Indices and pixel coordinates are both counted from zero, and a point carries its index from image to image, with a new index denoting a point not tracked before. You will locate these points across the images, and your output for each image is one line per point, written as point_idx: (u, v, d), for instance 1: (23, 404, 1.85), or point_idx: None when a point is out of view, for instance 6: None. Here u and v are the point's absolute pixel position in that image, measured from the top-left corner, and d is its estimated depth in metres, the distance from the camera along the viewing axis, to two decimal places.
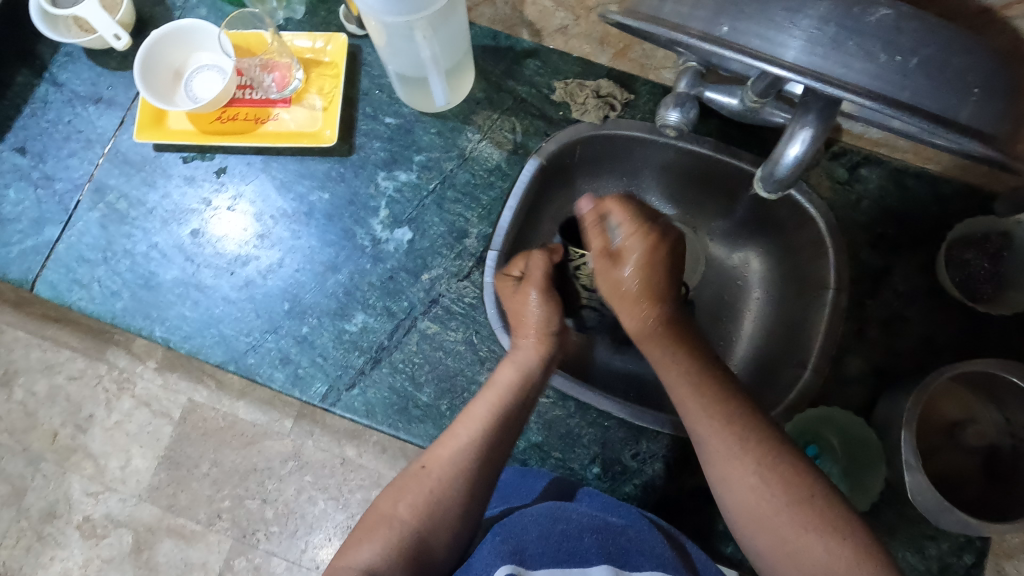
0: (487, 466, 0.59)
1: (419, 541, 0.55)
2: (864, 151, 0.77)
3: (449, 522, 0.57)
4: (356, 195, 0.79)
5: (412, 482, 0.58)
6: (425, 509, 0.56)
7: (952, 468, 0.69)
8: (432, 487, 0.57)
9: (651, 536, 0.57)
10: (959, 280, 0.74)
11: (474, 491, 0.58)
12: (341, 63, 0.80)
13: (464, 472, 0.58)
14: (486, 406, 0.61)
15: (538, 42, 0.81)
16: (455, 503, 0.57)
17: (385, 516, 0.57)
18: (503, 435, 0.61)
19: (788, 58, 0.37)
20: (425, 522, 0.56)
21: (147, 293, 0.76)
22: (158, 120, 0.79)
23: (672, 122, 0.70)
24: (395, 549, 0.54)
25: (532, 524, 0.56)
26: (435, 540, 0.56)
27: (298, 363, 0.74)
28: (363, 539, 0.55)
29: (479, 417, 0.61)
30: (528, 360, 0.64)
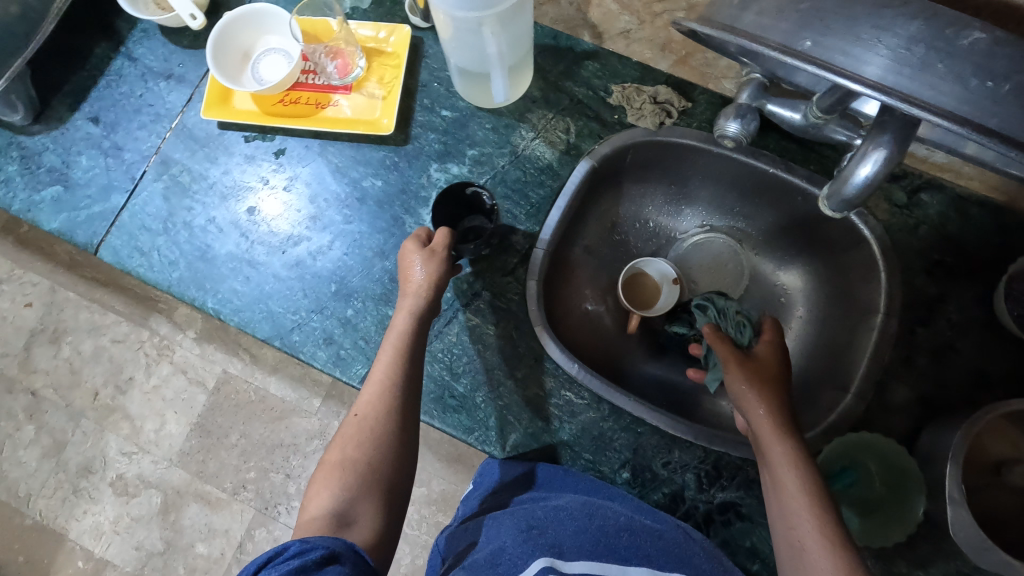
0: (409, 396, 0.62)
1: (368, 480, 0.57)
2: (925, 175, 0.76)
3: (394, 458, 0.59)
4: (408, 183, 0.80)
5: (348, 430, 0.60)
6: (370, 447, 0.58)
7: (996, 507, 0.66)
8: (368, 429, 0.59)
9: (686, 545, 0.61)
10: (1018, 314, 0.70)
11: (407, 421, 0.61)
12: (403, 55, 0.82)
13: (390, 408, 0.60)
14: (390, 352, 0.63)
15: (598, 44, 0.81)
16: (394, 434, 0.59)
17: (336, 463, 0.58)
18: (416, 368, 0.64)
19: (871, 75, 0.37)
20: (377, 458, 0.58)
21: (202, 265, 0.79)
22: (224, 99, 0.82)
23: (731, 132, 0.70)
24: (346, 488, 0.56)
25: (569, 519, 0.60)
26: (390, 470, 0.58)
27: (341, 343, 0.76)
28: (320, 487, 0.57)
29: (390, 359, 0.63)
30: (418, 304, 0.66)
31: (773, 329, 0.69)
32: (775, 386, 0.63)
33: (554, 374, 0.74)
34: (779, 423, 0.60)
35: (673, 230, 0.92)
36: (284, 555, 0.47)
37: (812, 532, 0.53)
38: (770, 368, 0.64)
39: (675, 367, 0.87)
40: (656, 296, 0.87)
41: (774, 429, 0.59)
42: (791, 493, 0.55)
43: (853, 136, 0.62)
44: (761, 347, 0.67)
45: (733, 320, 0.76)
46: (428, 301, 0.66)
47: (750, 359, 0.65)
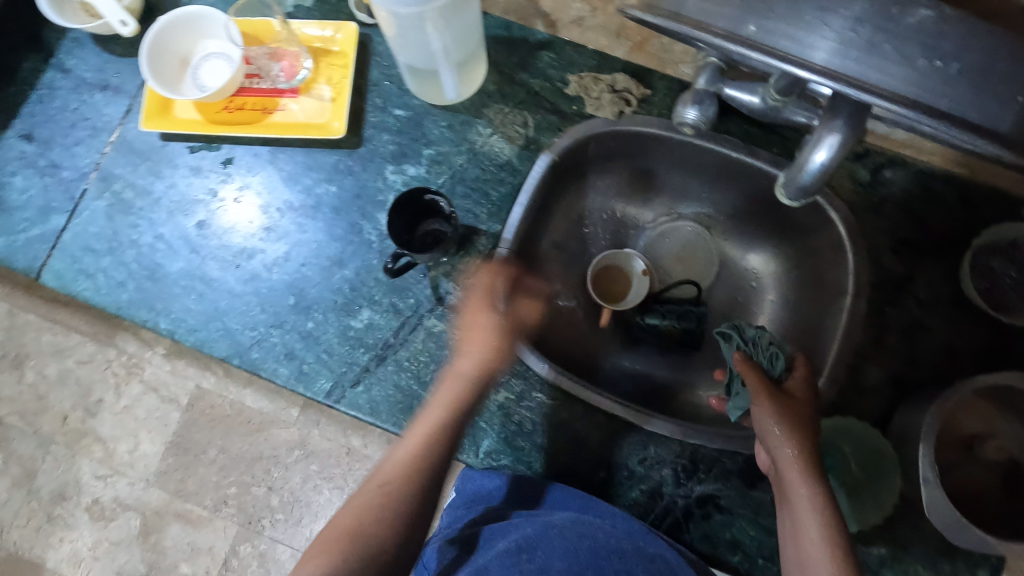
0: (436, 465, 0.61)
1: (375, 550, 0.55)
2: (888, 152, 0.75)
3: (399, 528, 0.57)
4: (364, 188, 0.77)
5: (366, 497, 0.59)
6: (381, 515, 0.57)
7: (972, 485, 0.66)
8: (383, 494, 0.58)
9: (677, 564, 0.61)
10: (984, 288, 0.71)
11: (426, 487, 0.60)
12: (351, 53, 0.79)
13: (411, 481, 0.59)
14: (437, 416, 0.63)
15: (553, 33, 0.79)
16: (415, 500, 0.59)
17: (347, 527, 0.56)
18: (452, 442, 0.63)
19: (818, 61, 0.35)
20: (382, 525, 0.56)
21: (152, 285, 0.75)
22: (164, 109, 0.78)
23: (690, 119, 0.68)
24: (350, 556, 0.53)
25: (557, 539, 0.62)
26: (395, 543, 0.56)
27: (303, 358, 0.73)
28: (319, 555, 0.54)
29: (427, 428, 0.63)
30: (471, 373, 0.66)
31: (806, 362, 0.65)
32: (805, 423, 0.60)
33: (524, 377, 0.72)
34: (807, 467, 0.58)
35: (639, 221, 0.91)
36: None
37: None
38: (803, 408, 0.61)
39: (650, 359, 0.86)
40: (627, 290, 0.86)
41: (802, 477, 0.57)
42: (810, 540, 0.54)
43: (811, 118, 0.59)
44: (794, 380, 0.64)
45: (764, 350, 0.67)
46: (479, 368, 0.66)
47: (782, 395, 0.62)
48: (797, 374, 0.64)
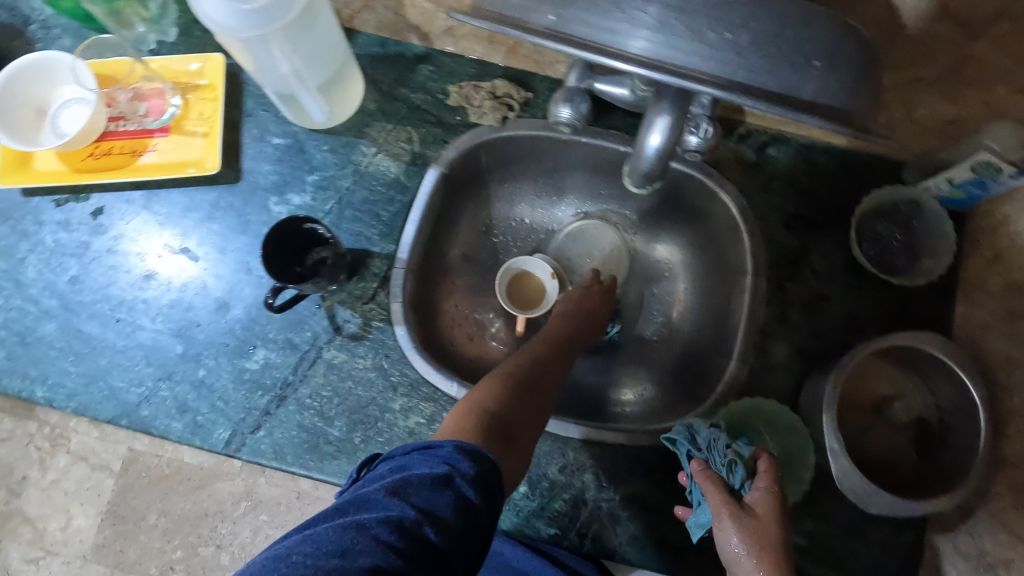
0: (560, 370, 0.65)
1: (527, 416, 0.57)
2: (770, 130, 0.76)
3: (529, 415, 0.57)
4: (247, 223, 0.74)
5: (494, 378, 0.60)
6: (515, 393, 0.58)
7: (885, 448, 0.67)
8: (526, 377, 0.60)
9: None
10: (874, 254, 0.72)
11: (552, 385, 0.63)
12: (220, 85, 0.76)
13: (549, 360, 0.65)
14: (555, 330, 0.70)
15: (428, 45, 0.78)
16: (545, 391, 0.61)
17: (470, 405, 0.55)
18: (567, 354, 0.68)
19: (633, 48, 0.35)
20: (518, 401, 0.57)
21: (24, 352, 0.70)
22: (22, 162, 0.73)
23: (565, 117, 0.67)
24: (517, 394, 0.58)
25: None
26: (520, 417, 0.56)
27: (197, 409, 0.69)
28: (481, 392, 0.57)
29: (550, 339, 0.68)
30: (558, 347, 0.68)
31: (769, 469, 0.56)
32: (777, 550, 0.53)
33: (434, 399, 0.70)
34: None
35: (548, 224, 0.89)
36: (433, 450, 0.45)
37: None
38: (771, 530, 0.54)
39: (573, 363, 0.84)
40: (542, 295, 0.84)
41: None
42: None
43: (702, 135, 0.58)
44: (757, 494, 0.56)
45: (721, 457, 0.60)
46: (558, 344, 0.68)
47: (747, 517, 0.55)
48: (759, 483, 0.56)
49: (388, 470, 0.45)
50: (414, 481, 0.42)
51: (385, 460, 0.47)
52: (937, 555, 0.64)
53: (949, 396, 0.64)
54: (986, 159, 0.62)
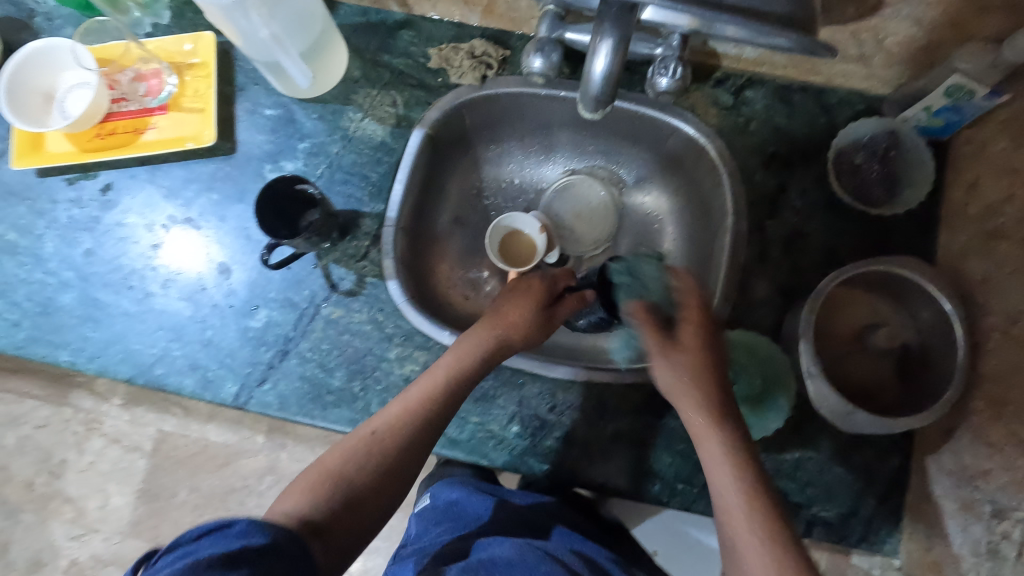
0: (433, 432, 0.59)
1: (371, 501, 0.55)
2: (746, 73, 0.77)
3: (384, 495, 0.56)
4: (245, 191, 0.78)
5: (355, 444, 0.57)
6: (366, 470, 0.55)
7: (870, 375, 0.68)
8: (383, 453, 0.56)
9: None
10: (852, 186, 0.73)
11: (417, 456, 0.58)
12: (211, 62, 0.79)
13: (404, 436, 0.57)
14: (441, 375, 0.61)
15: (408, 12, 0.80)
16: (405, 466, 0.57)
17: (328, 470, 0.55)
18: (450, 407, 0.61)
19: None
20: (366, 482, 0.55)
21: (47, 320, 0.75)
22: (35, 145, 0.78)
23: (537, 68, 0.68)
24: (346, 492, 0.54)
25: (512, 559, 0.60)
26: (370, 492, 0.55)
27: (206, 366, 0.73)
28: (302, 488, 0.53)
29: (432, 387, 0.60)
30: (476, 349, 0.63)
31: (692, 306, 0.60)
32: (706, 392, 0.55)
33: (427, 347, 0.73)
34: (729, 447, 0.52)
35: (539, 182, 0.91)
36: (225, 531, 0.44)
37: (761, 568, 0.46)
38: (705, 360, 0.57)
39: None
40: (533, 251, 0.85)
41: (730, 463, 0.51)
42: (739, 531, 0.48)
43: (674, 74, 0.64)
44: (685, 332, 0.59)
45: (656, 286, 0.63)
46: (484, 358, 0.63)
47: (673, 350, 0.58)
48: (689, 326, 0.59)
49: (173, 560, 0.43)
50: (201, 562, 0.42)
51: (166, 552, 0.44)
52: (922, 476, 0.65)
53: (929, 320, 0.65)
54: (958, 81, 0.62)
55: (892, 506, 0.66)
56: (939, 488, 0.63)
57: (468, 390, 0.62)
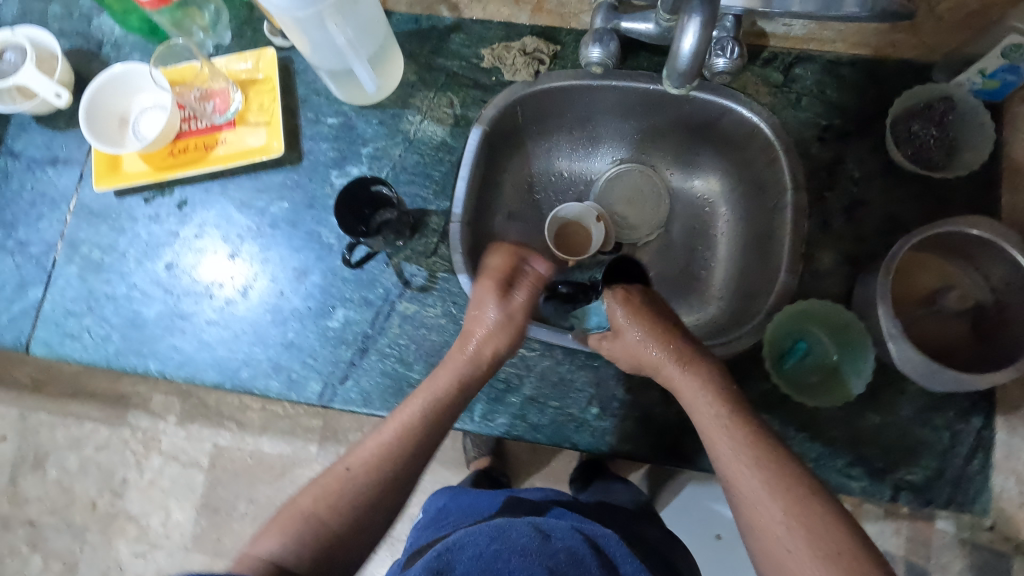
0: (407, 470, 0.62)
1: (350, 537, 0.59)
2: (794, 51, 0.78)
3: (360, 529, 0.60)
4: (314, 197, 0.81)
5: (330, 482, 0.61)
6: (338, 512, 0.59)
7: (945, 336, 0.68)
8: (355, 488, 0.60)
9: (584, 556, 0.59)
10: (912, 153, 0.74)
11: (390, 497, 0.61)
12: (275, 76, 0.83)
13: (374, 476, 0.61)
14: (417, 407, 0.64)
15: (458, 16, 0.83)
16: (376, 502, 0.61)
17: (299, 512, 0.59)
18: (424, 446, 0.63)
19: None
20: (336, 521, 0.59)
21: (136, 332, 0.78)
22: (113, 167, 0.82)
23: (596, 58, 0.71)
24: (321, 530, 0.58)
25: (470, 544, 0.59)
26: (346, 531, 0.59)
27: (289, 367, 0.76)
28: (276, 531, 0.58)
29: (409, 420, 0.64)
30: (461, 365, 0.66)
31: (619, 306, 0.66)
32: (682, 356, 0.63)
33: None
34: (708, 388, 0.61)
35: (590, 174, 0.93)
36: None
37: (777, 534, 0.52)
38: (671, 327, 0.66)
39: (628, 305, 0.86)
40: (588, 241, 0.87)
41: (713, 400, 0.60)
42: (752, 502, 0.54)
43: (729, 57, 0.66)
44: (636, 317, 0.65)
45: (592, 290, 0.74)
46: (472, 365, 0.67)
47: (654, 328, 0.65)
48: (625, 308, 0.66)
49: None
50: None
51: None
52: (1008, 433, 0.66)
53: (1003, 277, 0.65)
54: (1015, 40, 0.65)
55: (979, 466, 0.66)
56: None
57: (437, 431, 0.64)
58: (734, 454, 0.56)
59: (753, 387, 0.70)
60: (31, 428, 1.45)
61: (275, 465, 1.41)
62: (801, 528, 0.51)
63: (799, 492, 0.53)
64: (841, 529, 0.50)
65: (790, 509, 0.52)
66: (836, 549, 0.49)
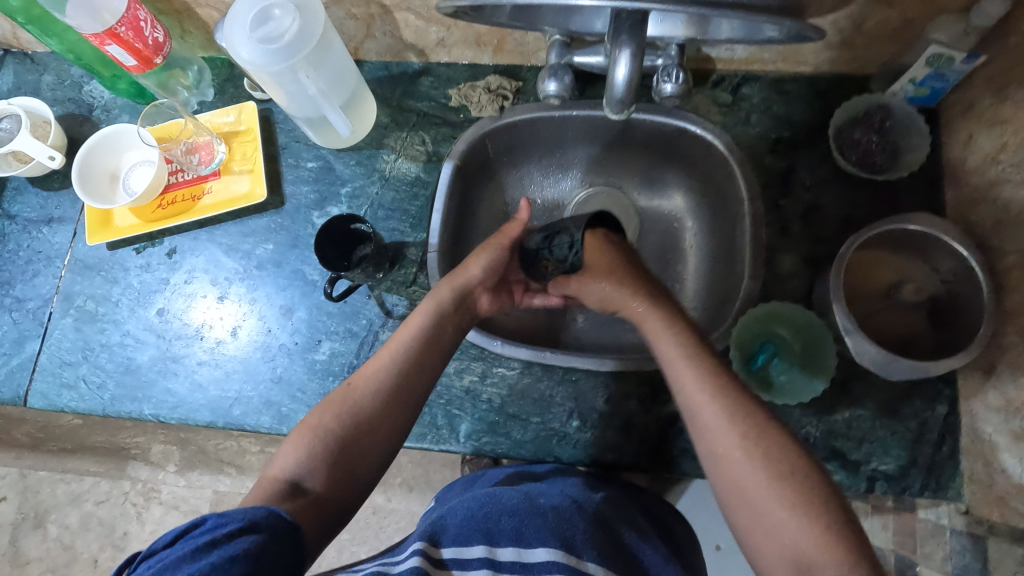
0: (410, 375, 0.64)
1: (366, 445, 0.60)
2: (740, 72, 0.84)
3: (377, 437, 0.61)
4: (297, 238, 0.85)
5: (335, 396, 0.62)
6: (348, 420, 0.60)
7: (905, 328, 0.72)
8: (361, 399, 0.61)
9: (572, 514, 0.59)
10: (857, 159, 0.78)
11: (398, 405, 0.63)
12: (256, 127, 0.88)
13: (382, 388, 0.62)
14: (418, 322, 0.67)
15: (425, 60, 0.89)
16: (385, 410, 0.62)
17: (311, 425, 0.60)
18: (421, 356, 0.66)
19: None
20: (348, 428, 0.60)
21: (130, 378, 0.81)
22: (105, 222, 0.86)
23: (553, 91, 0.74)
24: (334, 441, 0.58)
25: (463, 507, 0.62)
26: (362, 440, 0.60)
27: (279, 402, 0.78)
28: (291, 447, 0.58)
29: (408, 334, 0.66)
30: (441, 293, 0.70)
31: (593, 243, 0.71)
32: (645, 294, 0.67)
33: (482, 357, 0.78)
34: (689, 340, 0.62)
35: (561, 199, 0.95)
36: (196, 529, 0.47)
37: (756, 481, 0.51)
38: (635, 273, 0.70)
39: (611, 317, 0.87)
40: None
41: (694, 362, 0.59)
42: (730, 455, 0.53)
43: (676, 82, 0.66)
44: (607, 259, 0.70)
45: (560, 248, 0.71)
46: (449, 290, 0.70)
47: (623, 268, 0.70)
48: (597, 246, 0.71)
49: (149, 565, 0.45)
50: (169, 561, 0.44)
51: (145, 559, 0.47)
52: (972, 418, 0.68)
53: (952, 268, 0.69)
54: (937, 51, 0.68)
55: (948, 452, 0.69)
56: (991, 426, 0.66)
57: (445, 331, 0.68)
58: (711, 407, 0.56)
59: None
60: (32, 486, 1.46)
61: None
62: (768, 472, 0.51)
63: (775, 442, 0.53)
64: (807, 475, 0.51)
65: (759, 455, 0.52)
66: (793, 472, 0.51)
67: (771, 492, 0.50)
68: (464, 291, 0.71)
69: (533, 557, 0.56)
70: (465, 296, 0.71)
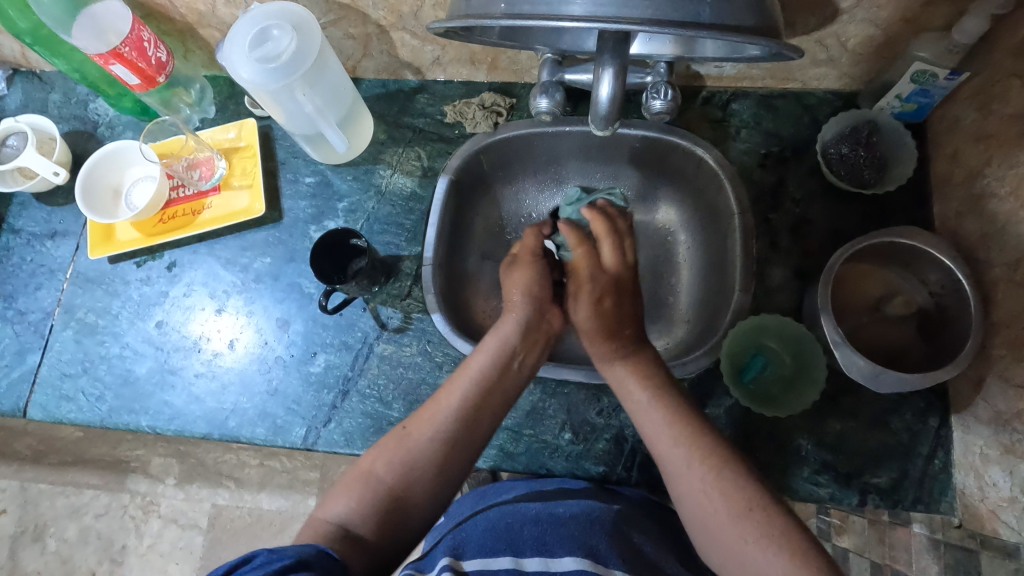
0: (469, 430, 0.61)
1: (418, 494, 0.57)
2: (730, 89, 0.85)
3: (428, 487, 0.58)
4: (295, 251, 0.86)
5: (390, 441, 0.60)
6: (399, 470, 0.58)
7: (892, 341, 0.72)
8: (414, 446, 0.59)
9: (593, 525, 0.59)
10: (846, 173, 0.79)
11: (455, 454, 0.59)
12: (255, 143, 0.89)
13: (438, 438, 0.59)
14: (479, 365, 0.63)
15: (422, 78, 0.91)
16: (439, 458, 0.59)
17: (363, 473, 0.59)
18: (482, 408, 0.62)
19: (579, 10, 0.49)
20: (402, 479, 0.58)
21: (128, 390, 0.82)
22: (107, 236, 0.87)
23: (545, 108, 0.74)
24: (387, 492, 0.57)
25: (483, 523, 0.62)
26: (414, 491, 0.57)
27: (275, 414, 0.79)
28: (342, 493, 0.58)
29: (464, 383, 0.62)
30: (509, 327, 0.66)
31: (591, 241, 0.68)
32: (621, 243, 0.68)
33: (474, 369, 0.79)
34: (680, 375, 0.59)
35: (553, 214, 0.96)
36: (250, 563, 0.46)
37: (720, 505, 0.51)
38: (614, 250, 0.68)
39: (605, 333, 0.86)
40: None
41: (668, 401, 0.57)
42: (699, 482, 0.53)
43: (665, 101, 0.67)
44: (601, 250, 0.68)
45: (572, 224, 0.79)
46: (519, 330, 0.66)
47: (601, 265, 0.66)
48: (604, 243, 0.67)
49: None
50: None
51: None
52: (963, 431, 0.68)
53: (939, 281, 0.69)
54: (920, 68, 0.70)
55: (940, 465, 0.69)
56: (981, 439, 0.66)
57: (511, 380, 0.64)
58: (686, 445, 0.54)
59: (718, 403, 0.74)
60: (31, 499, 1.46)
61: (275, 521, 1.40)
62: (731, 505, 0.51)
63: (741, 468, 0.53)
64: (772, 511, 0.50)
65: (738, 496, 0.51)
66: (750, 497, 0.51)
67: (740, 534, 0.49)
68: (529, 325, 0.66)
69: (561, 564, 0.54)
70: (535, 323, 0.67)
